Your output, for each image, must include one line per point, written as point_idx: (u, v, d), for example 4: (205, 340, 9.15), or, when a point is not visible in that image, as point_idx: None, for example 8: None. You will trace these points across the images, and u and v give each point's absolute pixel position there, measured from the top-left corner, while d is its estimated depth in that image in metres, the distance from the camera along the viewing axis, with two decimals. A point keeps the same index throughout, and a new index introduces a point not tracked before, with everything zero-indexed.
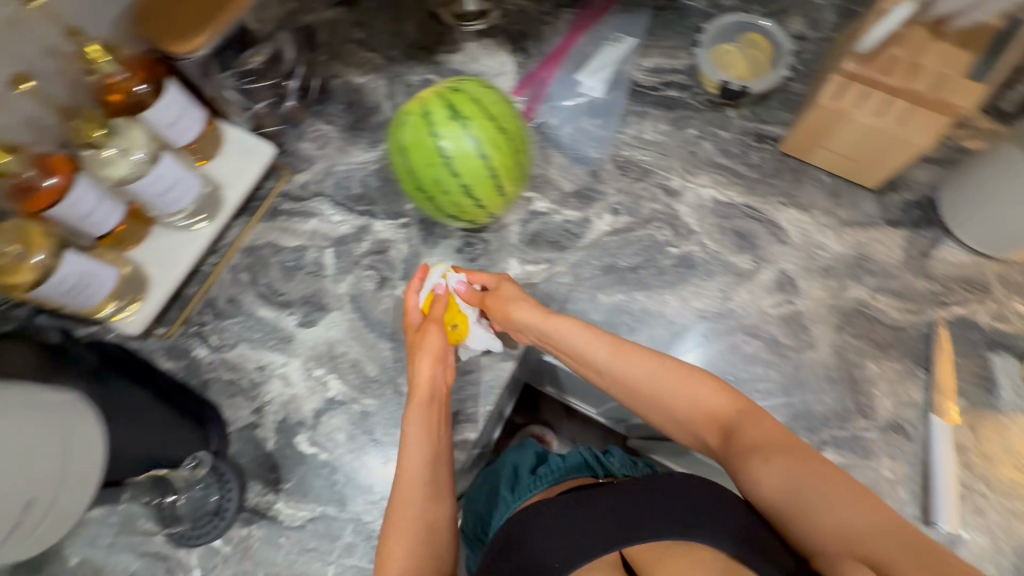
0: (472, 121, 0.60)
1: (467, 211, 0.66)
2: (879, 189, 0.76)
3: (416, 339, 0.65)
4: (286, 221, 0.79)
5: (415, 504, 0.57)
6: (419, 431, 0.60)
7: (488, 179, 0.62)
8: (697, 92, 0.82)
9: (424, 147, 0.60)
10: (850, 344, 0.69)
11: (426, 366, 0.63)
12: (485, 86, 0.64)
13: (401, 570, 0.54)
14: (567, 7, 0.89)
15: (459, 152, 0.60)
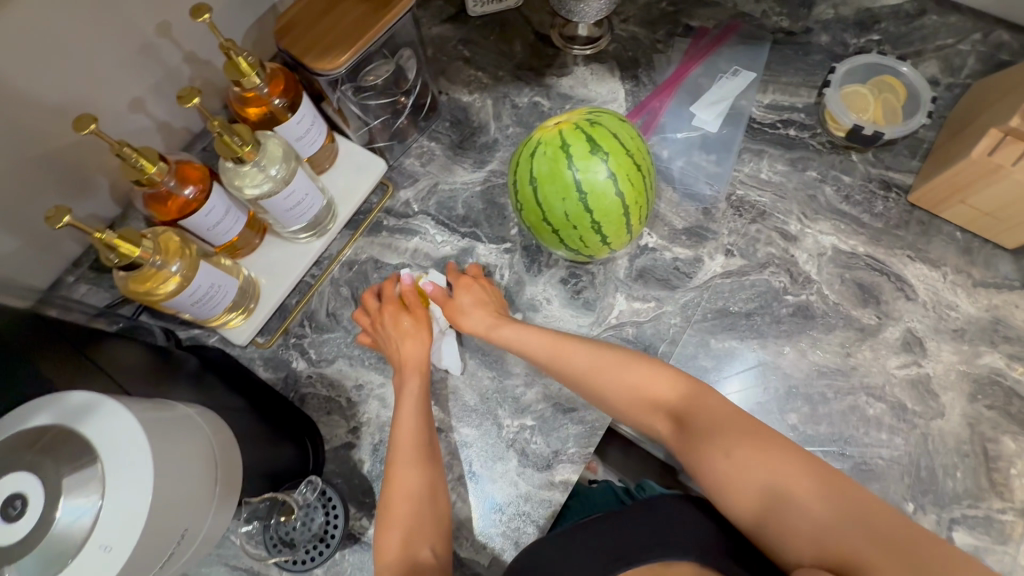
0: (610, 157, 0.59)
1: (591, 247, 0.64)
2: (1018, 250, 0.71)
3: (392, 318, 0.67)
4: (388, 238, 0.78)
5: (403, 479, 0.59)
6: (416, 407, 0.62)
7: (621, 216, 0.61)
8: (819, 132, 0.79)
9: (560, 180, 0.59)
10: (984, 415, 0.65)
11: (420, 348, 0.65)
12: (617, 119, 0.62)
13: (393, 544, 0.56)
14: (681, 36, 0.87)
15: (596, 190, 0.58)
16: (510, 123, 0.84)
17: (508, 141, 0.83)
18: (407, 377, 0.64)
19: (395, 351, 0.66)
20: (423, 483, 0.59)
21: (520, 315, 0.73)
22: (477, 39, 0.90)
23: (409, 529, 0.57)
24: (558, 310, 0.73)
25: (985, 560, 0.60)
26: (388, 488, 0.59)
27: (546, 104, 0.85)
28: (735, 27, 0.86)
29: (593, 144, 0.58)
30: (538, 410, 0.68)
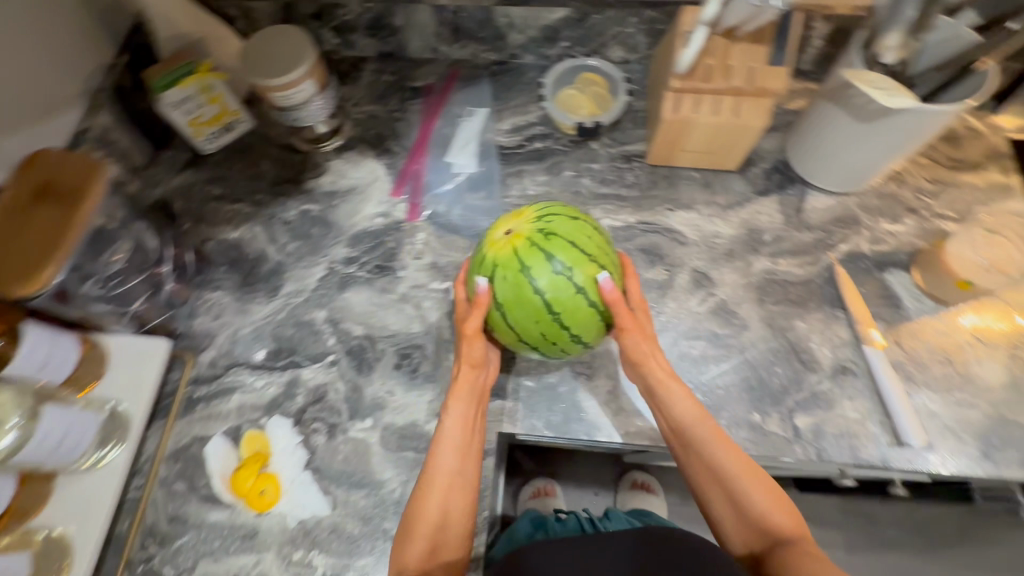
0: (571, 263, 0.58)
1: (560, 355, 0.64)
2: (741, 167, 0.84)
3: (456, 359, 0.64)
4: (206, 408, 0.73)
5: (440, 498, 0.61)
6: (451, 449, 0.63)
7: (589, 319, 0.60)
8: (558, 136, 0.88)
9: (531, 302, 0.58)
10: (774, 311, 0.75)
11: (455, 404, 0.65)
12: (575, 216, 0.62)
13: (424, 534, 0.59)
14: (412, 99, 0.94)
15: (569, 303, 0.58)
16: (288, 240, 0.83)
17: (292, 257, 0.82)
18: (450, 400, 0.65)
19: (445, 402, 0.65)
20: (445, 537, 0.61)
21: (370, 419, 0.71)
22: (225, 173, 0.89)
23: (429, 545, 0.60)
24: (403, 396, 0.72)
25: (827, 429, 0.68)
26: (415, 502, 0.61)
27: (315, 208, 0.85)
28: (455, 74, 0.95)
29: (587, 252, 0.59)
30: None
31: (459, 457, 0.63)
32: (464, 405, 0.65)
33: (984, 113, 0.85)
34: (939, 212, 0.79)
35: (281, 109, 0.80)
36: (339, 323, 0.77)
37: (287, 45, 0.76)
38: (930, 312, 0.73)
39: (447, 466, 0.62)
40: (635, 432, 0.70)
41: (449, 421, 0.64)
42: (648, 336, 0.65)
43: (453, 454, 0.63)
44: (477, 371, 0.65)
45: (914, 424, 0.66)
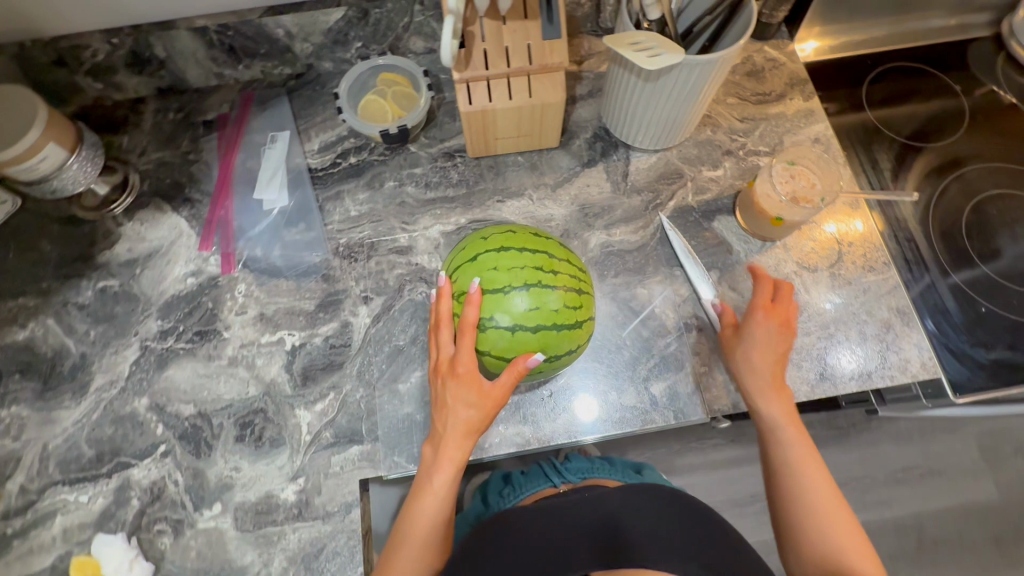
0: (495, 312, 0.56)
1: (572, 359, 0.62)
2: (563, 142, 0.81)
3: (468, 386, 0.58)
4: (25, 543, 0.64)
5: (422, 538, 0.58)
6: (431, 497, 0.58)
7: (557, 334, 0.57)
8: (372, 147, 0.82)
9: (490, 361, 0.59)
10: (617, 284, 0.74)
11: (460, 450, 0.59)
12: (475, 256, 0.59)
13: None
14: (205, 135, 0.83)
15: (511, 351, 0.57)
16: (88, 326, 0.73)
17: (96, 346, 0.72)
18: (436, 467, 0.59)
19: (469, 405, 0.58)
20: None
21: (218, 505, 0.65)
22: None
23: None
24: (250, 470, 0.66)
25: (680, 391, 0.69)
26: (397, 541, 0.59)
27: (114, 283, 0.75)
28: (249, 97, 0.85)
29: (475, 322, 0.57)
30: None
31: (446, 513, 0.59)
32: (463, 443, 0.59)
33: (782, 42, 0.87)
34: (755, 149, 0.81)
35: (30, 181, 0.68)
36: (164, 406, 0.69)
37: (10, 110, 0.65)
38: (757, 252, 0.75)
39: (432, 533, 0.58)
40: (497, 442, 0.67)
41: (435, 494, 0.58)
42: (761, 346, 0.63)
43: (438, 524, 0.58)
44: (493, 410, 0.59)
45: None
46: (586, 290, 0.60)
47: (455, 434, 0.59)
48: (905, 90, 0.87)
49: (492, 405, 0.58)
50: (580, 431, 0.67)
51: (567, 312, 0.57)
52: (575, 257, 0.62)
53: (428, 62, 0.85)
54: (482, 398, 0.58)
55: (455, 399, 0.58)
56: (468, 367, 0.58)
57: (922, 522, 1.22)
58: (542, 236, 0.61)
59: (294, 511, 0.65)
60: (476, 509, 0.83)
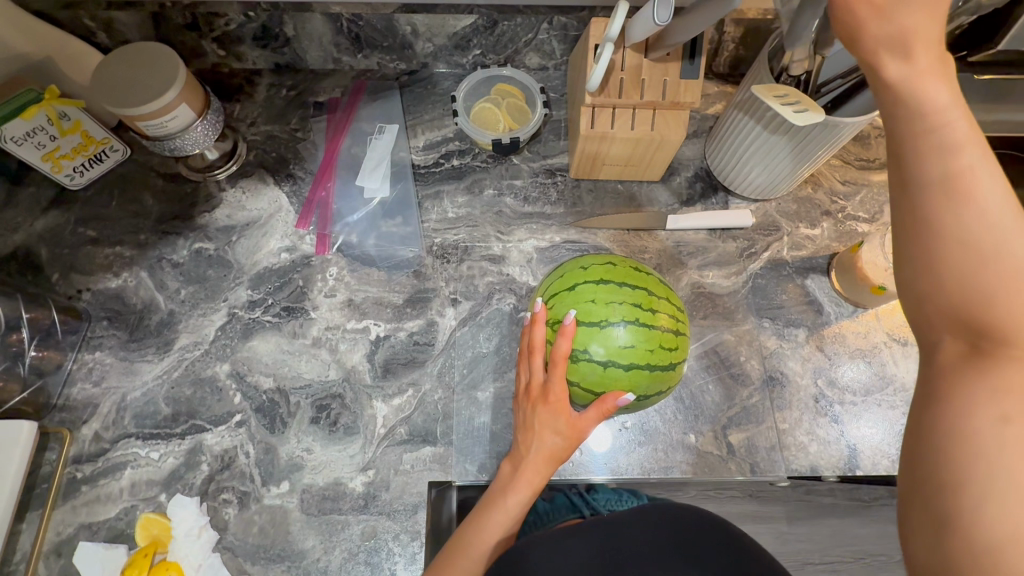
0: (590, 344, 0.56)
1: (660, 399, 0.61)
2: (664, 177, 0.82)
3: (552, 413, 0.58)
4: (91, 491, 0.64)
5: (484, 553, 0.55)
6: (502, 519, 0.56)
7: (649, 374, 0.56)
8: (476, 152, 0.83)
9: (576, 393, 0.59)
10: (703, 326, 0.74)
11: (540, 475, 0.58)
12: (573, 286, 0.58)
13: None
14: (315, 116, 0.85)
15: (602, 385, 0.57)
16: (180, 285, 0.74)
17: (185, 306, 0.73)
18: (513, 487, 0.57)
19: (555, 432, 0.58)
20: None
21: (286, 483, 0.65)
22: (100, 211, 0.77)
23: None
24: (322, 454, 0.66)
25: (758, 443, 0.68)
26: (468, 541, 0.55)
27: (210, 246, 0.76)
28: (361, 86, 0.87)
29: (568, 353, 0.56)
30: (350, 570, 0.62)
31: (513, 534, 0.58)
32: (542, 468, 0.58)
33: None
34: (854, 214, 0.81)
35: (156, 137, 0.70)
36: (245, 376, 0.69)
37: (153, 67, 0.66)
38: (848, 316, 0.75)
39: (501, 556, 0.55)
40: (573, 466, 0.67)
41: (508, 514, 0.56)
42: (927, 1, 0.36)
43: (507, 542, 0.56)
44: (573, 441, 0.58)
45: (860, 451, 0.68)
46: (685, 331, 0.60)
47: (537, 458, 0.58)
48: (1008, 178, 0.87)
49: (577, 436, 0.58)
50: (657, 468, 0.67)
51: (663, 352, 0.56)
52: (674, 295, 0.61)
53: (543, 78, 0.87)
54: (568, 429, 0.57)
55: (544, 425, 0.58)
56: (558, 397, 0.57)
57: None
58: (652, 271, 0.62)
59: (360, 502, 0.64)
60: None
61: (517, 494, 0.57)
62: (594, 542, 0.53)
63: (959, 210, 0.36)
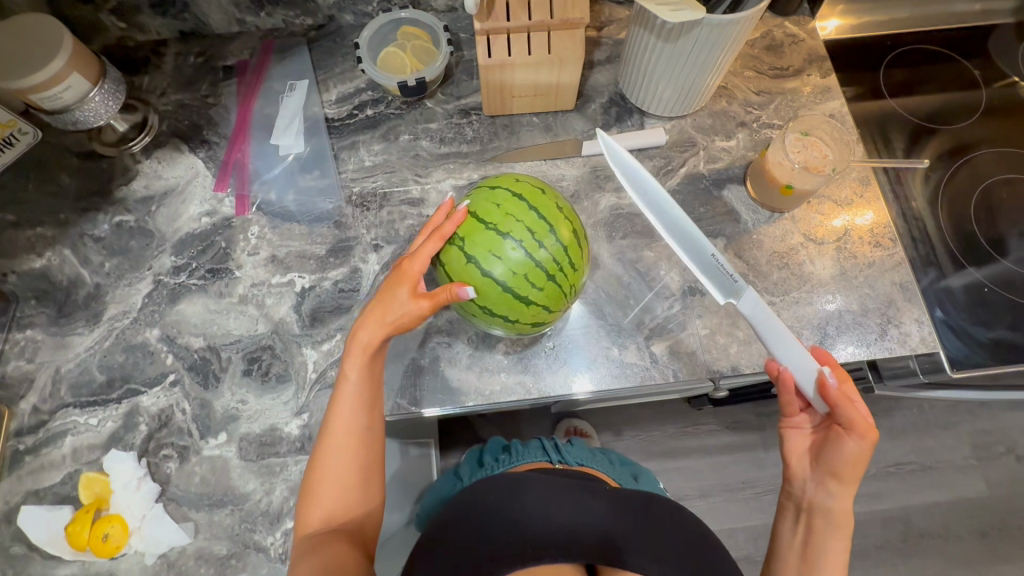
0: (469, 239, 0.58)
1: (506, 329, 0.61)
2: (578, 105, 0.82)
3: (395, 280, 0.59)
4: (35, 461, 0.66)
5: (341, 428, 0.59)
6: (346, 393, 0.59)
7: (501, 293, 0.57)
8: (388, 100, 0.82)
9: (441, 273, 0.61)
10: (623, 246, 0.75)
11: (374, 339, 0.59)
12: (495, 187, 0.60)
13: (314, 482, 0.58)
14: (225, 80, 0.84)
15: (461, 276, 0.58)
16: (104, 258, 0.74)
17: (110, 278, 0.73)
18: (352, 355, 0.59)
19: (395, 298, 0.58)
20: (343, 501, 0.58)
21: (223, 434, 0.67)
22: (18, 195, 0.77)
23: (337, 499, 0.58)
24: (256, 403, 0.68)
25: (680, 351, 0.70)
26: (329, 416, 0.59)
27: (130, 218, 0.76)
28: (269, 45, 0.86)
29: (447, 234, 0.58)
30: (292, 507, 0.64)
31: (369, 409, 0.59)
32: (374, 333, 0.59)
33: (802, 18, 0.87)
34: (769, 122, 0.81)
35: (53, 110, 0.70)
36: (175, 338, 0.71)
37: (33, 35, 0.65)
38: (765, 222, 0.76)
39: (351, 427, 0.59)
40: (500, 389, 0.68)
41: (350, 382, 0.59)
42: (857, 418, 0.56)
43: (357, 412, 0.59)
44: (410, 305, 0.58)
45: None
46: (561, 283, 0.59)
47: (371, 323, 0.59)
48: (923, 74, 0.87)
49: (418, 304, 0.58)
50: (583, 382, 0.69)
51: (523, 280, 0.57)
52: (579, 251, 0.61)
53: (451, 18, 0.86)
54: (409, 296, 0.58)
55: (389, 292, 0.59)
56: (410, 269, 0.59)
57: (910, 515, 1.23)
58: (557, 195, 0.62)
59: (296, 445, 0.66)
60: (466, 468, 0.81)
61: (354, 364, 0.59)
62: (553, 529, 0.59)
63: (816, 555, 0.59)
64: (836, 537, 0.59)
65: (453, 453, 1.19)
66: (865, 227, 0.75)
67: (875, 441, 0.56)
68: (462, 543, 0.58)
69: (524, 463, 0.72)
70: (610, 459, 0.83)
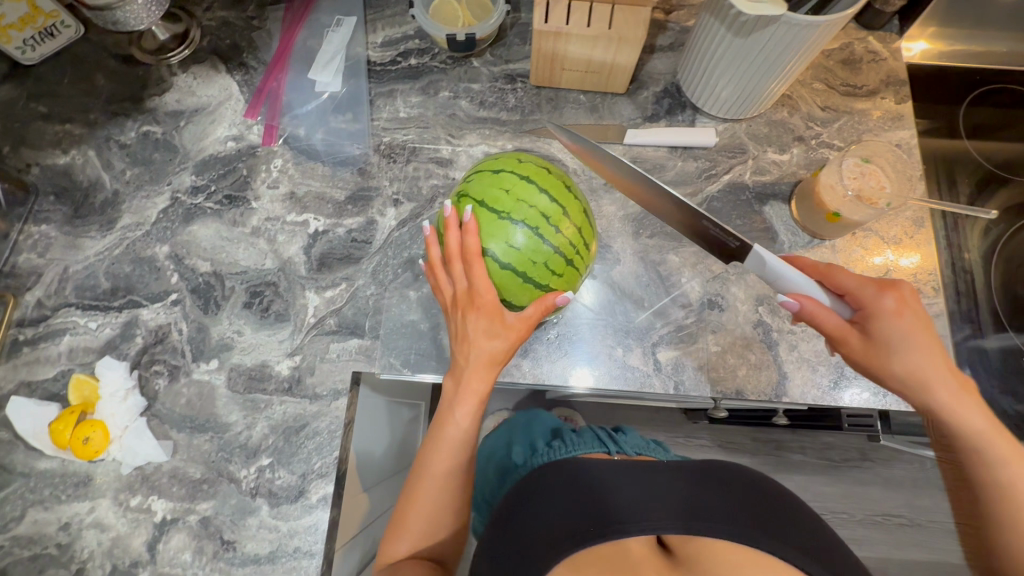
0: (497, 240, 0.53)
1: (592, 241, 0.59)
2: (629, 90, 0.78)
3: (472, 317, 0.53)
4: (32, 353, 0.66)
5: (442, 474, 0.53)
6: (449, 439, 0.53)
7: (555, 214, 0.55)
8: (435, 52, 0.79)
9: (527, 290, 0.55)
10: (649, 245, 0.72)
11: (483, 381, 0.53)
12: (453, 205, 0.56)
13: (418, 538, 0.52)
14: (273, 4, 0.81)
15: (528, 254, 0.54)
16: (126, 166, 0.74)
17: (129, 187, 0.73)
18: (458, 399, 0.53)
19: (483, 333, 0.52)
20: (440, 536, 0.53)
21: (215, 361, 0.66)
22: (52, 88, 0.77)
23: (435, 539, 0.53)
24: (251, 337, 0.67)
25: (687, 363, 0.67)
26: (424, 460, 0.53)
27: (158, 130, 0.75)
28: None
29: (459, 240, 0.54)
30: (270, 445, 0.64)
31: (471, 449, 0.54)
32: (478, 365, 0.53)
33: (888, 36, 0.81)
34: (828, 141, 0.76)
35: (95, 6, 0.68)
36: (183, 259, 0.70)
37: None
38: (802, 247, 0.72)
39: (457, 472, 0.53)
40: (501, 368, 0.67)
41: (459, 429, 0.53)
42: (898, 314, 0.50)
43: (464, 454, 0.54)
44: (506, 332, 0.53)
45: (792, 379, 0.66)
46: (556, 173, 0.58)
47: (478, 365, 0.53)
48: (1007, 117, 0.80)
49: (518, 335, 0.53)
50: (584, 377, 0.67)
51: (544, 191, 0.55)
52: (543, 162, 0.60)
53: None
54: (507, 327, 0.53)
55: (472, 330, 0.52)
56: (485, 293, 0.52)
57: (887, 568, 1.20)
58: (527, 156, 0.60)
59: (284, 386, 0.66)
60: (518, 454, 0.74)
61: (459, 412, 0.53)
62: (573, 504, 0.48)
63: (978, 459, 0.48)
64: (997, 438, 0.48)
65: None
66: (907, 270, 0.71)
67: (913, 329, 0.49)
68: (507, 543, 0.48)
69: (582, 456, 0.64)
70: (662, 446, 0.76)
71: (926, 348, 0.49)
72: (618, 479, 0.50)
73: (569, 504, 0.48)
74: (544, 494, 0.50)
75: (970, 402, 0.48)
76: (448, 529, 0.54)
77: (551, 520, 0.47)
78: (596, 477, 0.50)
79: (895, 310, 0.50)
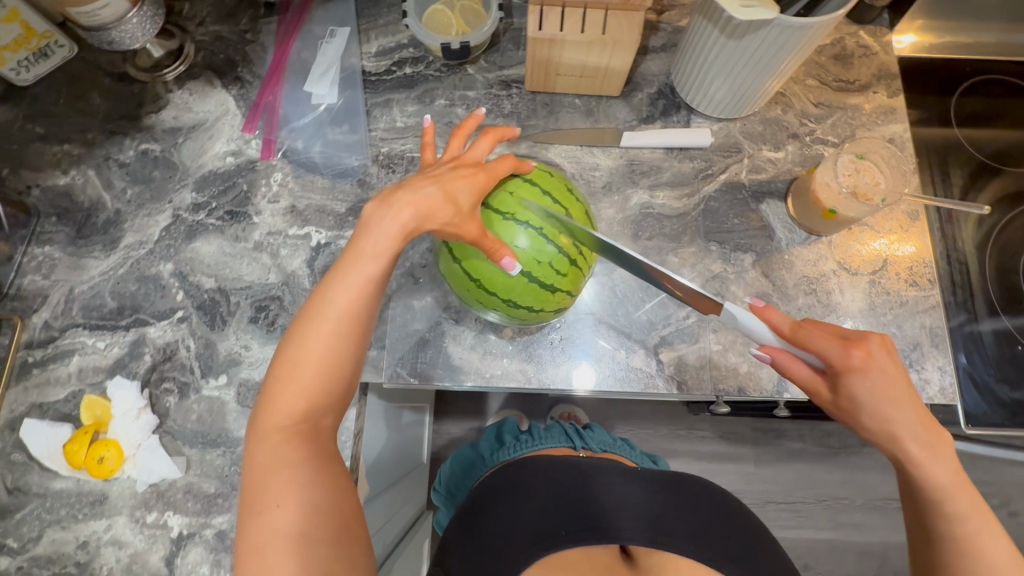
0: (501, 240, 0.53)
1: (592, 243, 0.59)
2: (624, 93, 0.78)
3: (447, 180, 0.51)
4: (41, 375, 0.67)
5: (337, 304, 0.48)
6: (358, 282, 0.48)
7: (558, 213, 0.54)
8: (429, 60, 0.79)
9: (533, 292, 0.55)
10: (648, 247, 0.73)
11: (408, 217, 0.49)
12: None
13: (295, 381, 0.47)
14: (265, 17, 0.81)
15: (532, 254, 0.53)
16: (126, 185, 0.74)
17: (130, 206, 0.73)
18: (376, 232, 0.49)
19: (446, 204, 0.49)
20: (320, 393, 0.48)
21: (223, 377, 0.67)
22: (48, 109, 0.77)
23: (311, 379, 0.47)
24: (259, 351, 0.68)
25: (689, 363, 0.68)
26: (327, 287, 0.48)
27: (156, 147, 0.76)
28: None
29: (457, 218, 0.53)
30: None
31: (378, 296, 0.50)
32: (416, 221, 0.49)
33: (880, 29, 0.81)
34: (822, 138, 0.77)
35: (90, 27, 0.68)
36: (187, 276, 0.71)
37: None
38: (800, 244, 0.73)
39: (356, 312, 0.48)
40: (502, 373, 0.68)
41: (368, 263, 0.49)
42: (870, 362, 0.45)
43: (365, 306, 0.49)
44: (457, 217, 0.49)
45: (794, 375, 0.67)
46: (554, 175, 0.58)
47: (411, 208, 0.49)
48: (998, 108, 0.81)
49: (465, 226, 0.50)
50: (587, 380, 0.68)
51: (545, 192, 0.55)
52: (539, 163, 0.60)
53: None
54: (460, 214, 0.50)
55: (451, 181, 0.51)
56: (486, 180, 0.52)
57: (890, 551, 1.22)
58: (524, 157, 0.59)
59: None
60: (485, 447, 0.78)
61: (372, 241, 0.49)
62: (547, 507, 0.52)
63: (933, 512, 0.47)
64: (961, 493, 0.46)
65: (447, 424, 1.19)
66: (903, 264, 0.72)
67: (888, 379, 0.45)
68: (478, 540, 0.52)
69: (547, 449, 0.68)
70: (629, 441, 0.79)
71: (895, 401, 0.45)
72: (591, 485, 0.54)
73: (543, 508, 0.52)
74: (519, 496, 0.54)
75: (939, 455, 0.45)
76: (330, 371, 0.48)
77: (523, 523, 0.51)
78: (574, 483, 0.55)
79: (873, 355, 0.45)
